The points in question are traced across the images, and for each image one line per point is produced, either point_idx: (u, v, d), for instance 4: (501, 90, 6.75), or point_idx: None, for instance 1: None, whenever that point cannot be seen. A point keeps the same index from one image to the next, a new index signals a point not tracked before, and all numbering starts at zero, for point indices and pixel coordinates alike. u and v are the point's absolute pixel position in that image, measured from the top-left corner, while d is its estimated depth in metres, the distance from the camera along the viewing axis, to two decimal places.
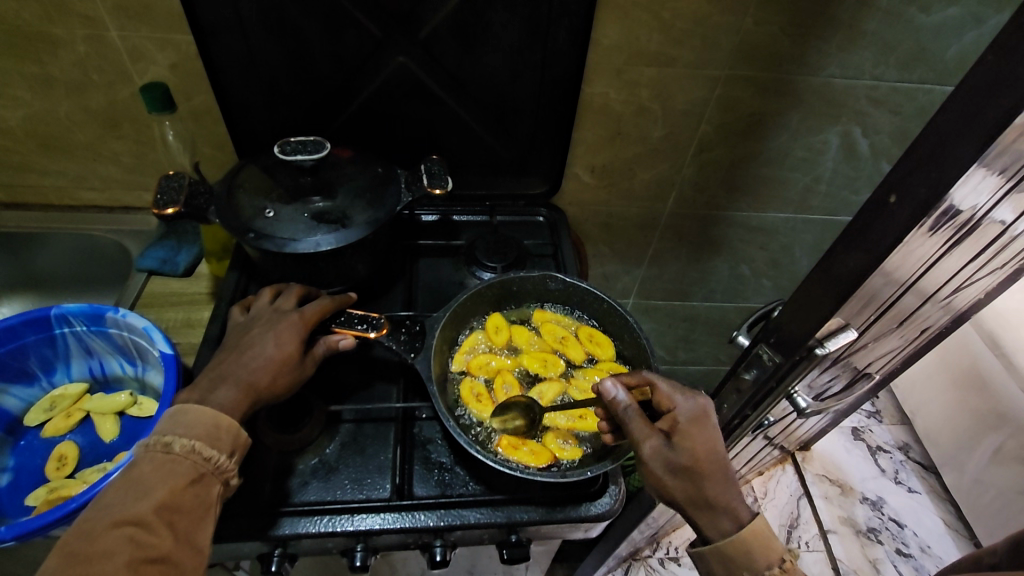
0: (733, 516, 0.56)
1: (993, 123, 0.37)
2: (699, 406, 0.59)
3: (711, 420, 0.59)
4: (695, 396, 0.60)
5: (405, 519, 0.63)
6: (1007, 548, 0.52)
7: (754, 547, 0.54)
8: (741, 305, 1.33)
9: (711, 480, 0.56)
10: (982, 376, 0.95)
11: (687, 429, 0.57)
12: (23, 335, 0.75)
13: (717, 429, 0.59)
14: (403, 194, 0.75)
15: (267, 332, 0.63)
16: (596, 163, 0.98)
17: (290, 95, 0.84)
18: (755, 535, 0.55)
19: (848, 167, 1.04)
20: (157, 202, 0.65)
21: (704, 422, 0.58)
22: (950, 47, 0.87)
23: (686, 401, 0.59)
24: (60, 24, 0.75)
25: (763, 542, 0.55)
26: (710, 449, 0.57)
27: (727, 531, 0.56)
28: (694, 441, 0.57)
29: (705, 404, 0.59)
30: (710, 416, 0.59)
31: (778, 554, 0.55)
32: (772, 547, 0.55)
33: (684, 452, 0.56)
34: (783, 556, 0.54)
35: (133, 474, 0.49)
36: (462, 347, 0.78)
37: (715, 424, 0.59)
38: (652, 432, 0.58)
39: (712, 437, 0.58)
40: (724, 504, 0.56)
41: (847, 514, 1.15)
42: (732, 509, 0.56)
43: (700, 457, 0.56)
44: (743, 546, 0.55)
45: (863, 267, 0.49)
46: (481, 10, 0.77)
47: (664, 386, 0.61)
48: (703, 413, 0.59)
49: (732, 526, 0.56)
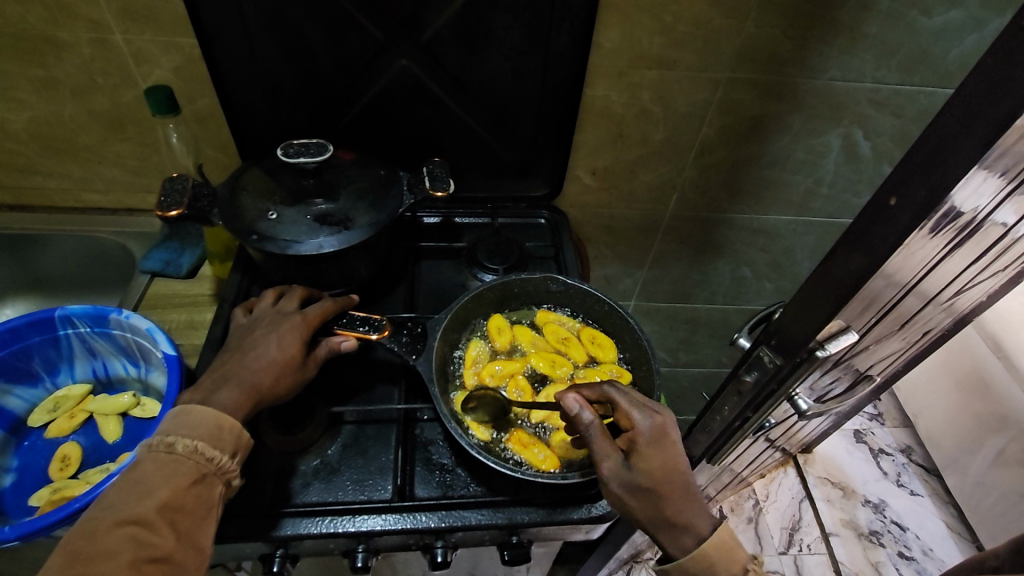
0: (693, 532, 0.57)
1: (992, 126, 0.37)
2: (658, 424, 0.58)
3: (671, 437, 0.58)
4: (656, 413, 0.59)
5: (407, 520, 0.64)
6: (1008, 551, 0.53)
7: (716, 560, 0.55)
8: (742, 307, 1.33)
9: (669, 499, 0.57)
10: (984, 378, 0.95)
11: (646, 451, 0.57)
12: (26, 336, 0.75)
13: (678, 446, 0.58)
14: (405, 196, 0.75)
15: (269, 333, 0.63)
16: (598, 165, 0.99)
17: (293, 98, 0.85)
18: (717, 549, 0.56)
19: (849, 169, 1.04)
20: (160, 204, 0.66)
21: (665, 442, 0.58)
22: (951, 50, 0.87)
23: (646, 419, 0.59)
24: (65, 27, 0.75)
25: (726, 554, 0.56)
26: (671, 469, 0.57)
27: (688, 547, 0.57)
28: (652, 461, 0.57)
29: (665, 421, 0.59)
30: (671, 432, 0.58)
31: (741, 564, 0.56)
32: (736, 557, 0.56)
33: (643, 474, 0.57)
34: (746, 566, 0.56)
35: (136, 474, 0.50)
36: (464, 367, 0.76)
37: (676, 442, 0.58)
38: (612, 452, 0.58)
39: (672, 456, 0.57)
40: (683, 522, 0.57)
41: (849, 517, 1.15)
42: (691, 525, 0.57)
43: (658, 478, 0.56)
44: (706, 561, 0.56)
45: (862, 269, 0.50)
46: (483, 12, 0.77)
47: (625, 403, 0.60)
48: (662, 431, 0.58)
49: (693, 542, 0.57)
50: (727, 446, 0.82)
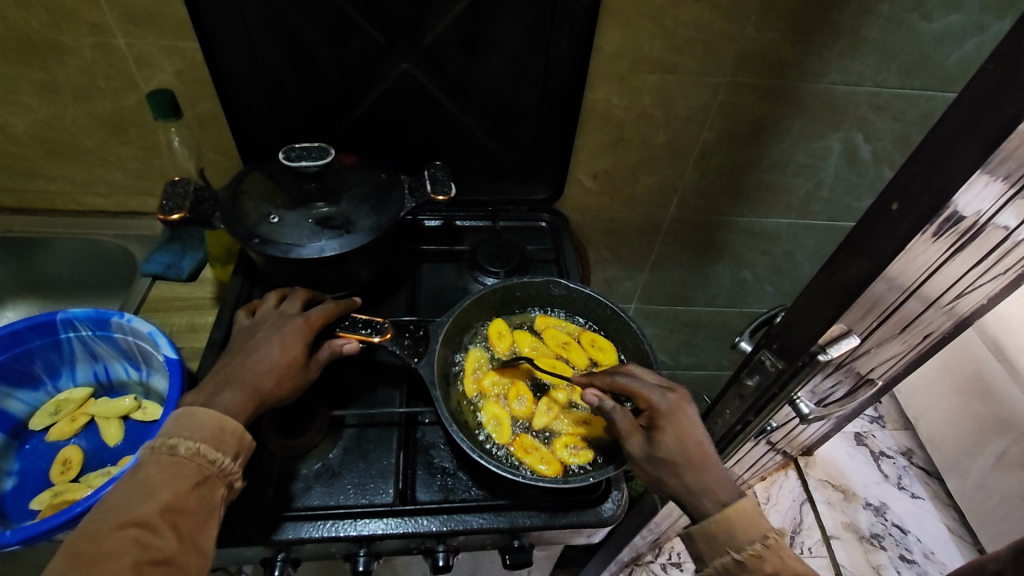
0: (715, 497, 0.55)
1: (993, 132, 0.38)
2: (673, 400, 0.61)
3: (686, 411, 0.60)
4: (670, 391, 0.61)
5: (408, 524, 0.64)
6: (1010, 555, 0.53)
7: (735, 523, 0.53)
8: (743, 310, 1.33)
9: (688, 467, 0.57)
10: (985, 380, 0.95)
11: (664, 424, 0.59)
12: (28, 339, 0.75)
13: (695, 418, 0.60)
14: (407, 200, 0.76)
15: (272, 335, 0.63)
16: (598, 168, 0.99)
17: (295, 102, 0.85)
18: (736, 512, 0.54)
19: (850, 173, 1.04)
20: (163, 208, 0.66)
21: (681, 415, 0.59)
22: (951, 54, 0.87)
23: (661, 396, 0.61)
24: (68, 31, 0.75)
25: (745, 519, 0.54)
26: (689, 440, 0.58)
27: (711, 510, 0.55)
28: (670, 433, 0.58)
29: (679, 397, 0.61)
30: (686, 407, 0.60)
31: (762, 532, 0.53)
32: (755, 523, 0.53)
33: (663, 447, 0.58)
34: (767, 533, 0.52)
35: (139, 475, 0.50)
36: (463, 372, 0.76)
37: (692, 415, 0.60)
38: (633, 428, 0.61)
39: (690, 427, 0.59)
40: (704, 488, 0.56)
41: (849, 520, 1.14)
42: (714, 491, 0.56)
43: (677, 449, 0.57)
44: (725, 524, 0.54)
45: (865, 274, 0.50)
46: (484, 17, 0.78)
47: (637, 386, 0.62)
48: (677, 406, 0.60)
49: (715, 506, 0.55)
50: (728, 450, 0.82)
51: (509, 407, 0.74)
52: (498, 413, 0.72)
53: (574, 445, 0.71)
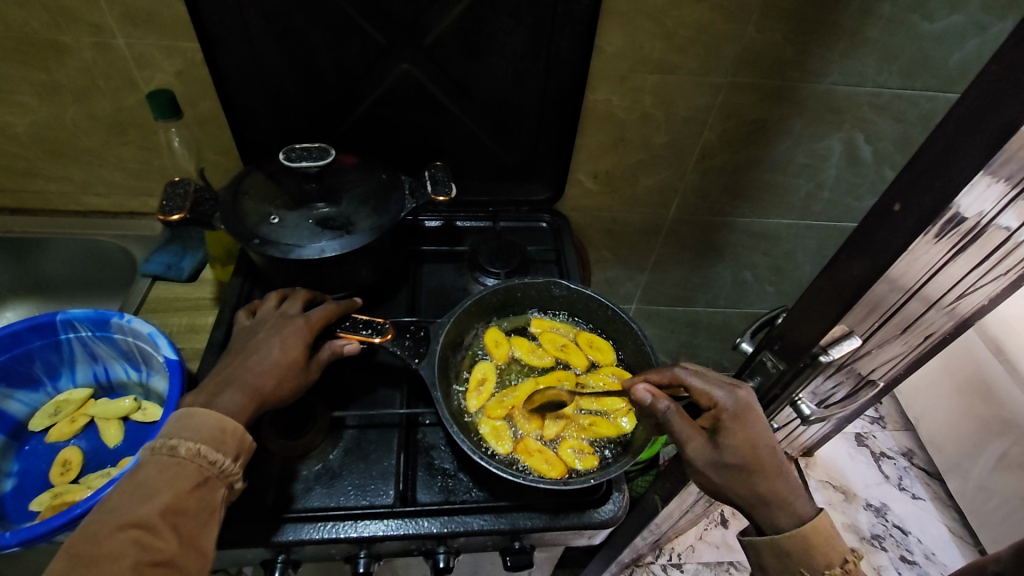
0: (791, 511, 0.55)
1: (996, 132, 0.38)
2: (740, 399, 0.58)
3: (755, 411, 0.57)
4: (736, 388, 0.59)
5: (408, 525, 0.63)
6: (1011, 556, 0.52)
7: (816, 544, 0.53)
8: (744, 310, 1.33)
9: (759, 474, 0.55)
10: (987, 381, 0.95)
11: (732, 427, 0.56)
12: (28, 340, 0.75)
13: (763, 418, 0.57)
14: (407, 201, 0.75)
15: (272, 335, 0.63)
16: (599, 168, 0.99)
17: (296, 103, 0.85)
18: (815, 531, 0.53)
19: (851, 173, 1.04)
20: (163, 208, 0.67)
21: (750, 417, 0.57)
22: (952, 55, 0.87)
23: (728, 396, 0.58)
24: (68, 32, 0.75)
25: (825, 541, 0.53)
26: (758, 443, 0.56)
27: (788, 525, 0.55)
28: (739, 437, 0.56)
29: (747, 396, 0.58)
30: (754, 407, 0.58)
31: (839, 554, 0.53)
32: (836, 546, 0.53)
33: (731, 451, 0.56)
34: (846, 556, 0.53)
35: (139, 476, 0.50)
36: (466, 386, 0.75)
37: (760, 415, 0.57)
38: (696, 432, 0.58)
39: (759, 429, 0.56)
40: (779, 499, 0.55)
41: (850, 521, 1.14)
42: (790, 504, 0.55)
43: (747, 454, 0.55)
44: (804, 543, 0.53)
45: (866, 275, 0.50)
46: (485, 17, 0.77)
47: (702, 385, 0.59)
48: (745, 406, 0.57)
49: (791, 522, 0.55)
50: None
51: (512, 419, 0.73)
52: (502, 423, 0.72)
53: (579, 450, 0.71)
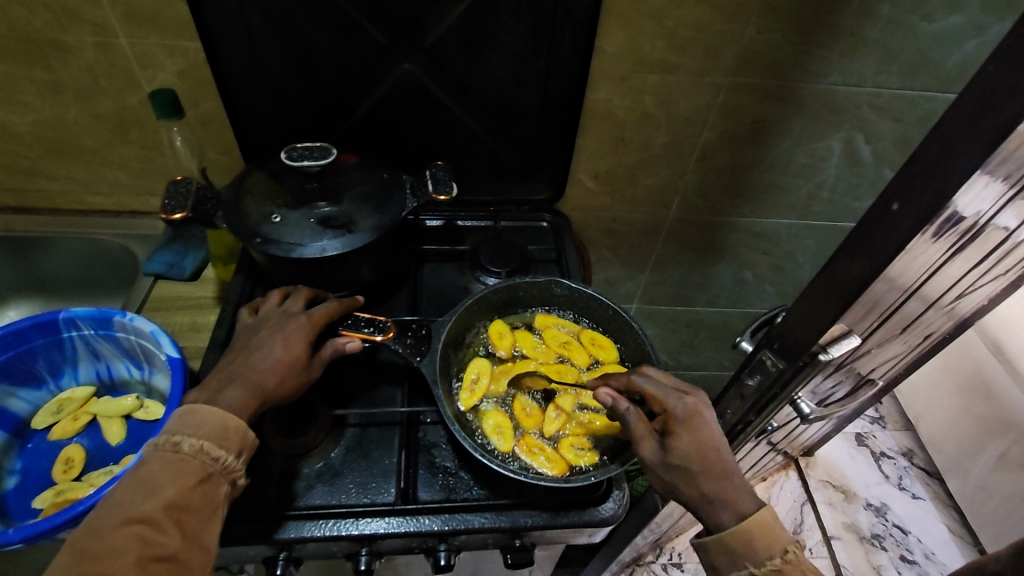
0: (733, 508, 0.54)
1: (993, 132, 0.38)
2: (690, 406, 0.59)
3: (704, 417, 0.59)
4: (687, 394, 0.60)
5: (410, 523, 0.64)
6: (1010, 555, 0.53)
7: (755, 537, 0.52)
8: (744, 310, 1.33)
9: (704, 475, 0.56)
10: (986, 381, 0.95)
11: (680, 431, 0.58)
12: (31, 338, 0.75)
13: (713, 425, 0.59)
14: (408, 200, 0.76)
15: (275, 334, 0.63)
16: (599, 168, 0.99)
17: (297, 102, 0.85)
18: (756, 525, 0.53)
19: (851, 173, 1.04)
20: (165, 208, 0.66)
21: (697, 422, 0.58)
22: (952, 55, 0.87)
23: (678, 401, 0.60)
24: (71, 31, 0.76)
25: (767, 532, 0.52)
26: (705, 446, 0.57)
27: (728, 523, 0.54)
28: (685, 440, 0.57)
29: (697, 402, 0.60)
30: (704, 413, 0.59)
31: (781, 545, 0.52)
32: (776, 537, 0.52)
33: (677, 453, 0.57)
34: (786, 546, 0.52)
35: (143, 472, 0.50)
36: (463, 381, 0.75)
37: (709, 421, 0.58)
38: (647, 433, 0.59)
39: (707, 434, 0.58)
40: (721, 498, 0.55)
41: (850, 520, 1.14)
42: (732, 502, 0.55)
43: (692, 456, 0.56)
44: (745, 537, 0.52)
45: (865, 275, 0.50)
46: (486, 17, 0.78)
47: (653, 390, 0.62)
48: (695, 412, 0.59)
49: (732, 519, 0.54)
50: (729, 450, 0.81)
51: (515, 416, 0.73)
52: (504, 420, 0.72)
53: (579, 446, 0.71)
